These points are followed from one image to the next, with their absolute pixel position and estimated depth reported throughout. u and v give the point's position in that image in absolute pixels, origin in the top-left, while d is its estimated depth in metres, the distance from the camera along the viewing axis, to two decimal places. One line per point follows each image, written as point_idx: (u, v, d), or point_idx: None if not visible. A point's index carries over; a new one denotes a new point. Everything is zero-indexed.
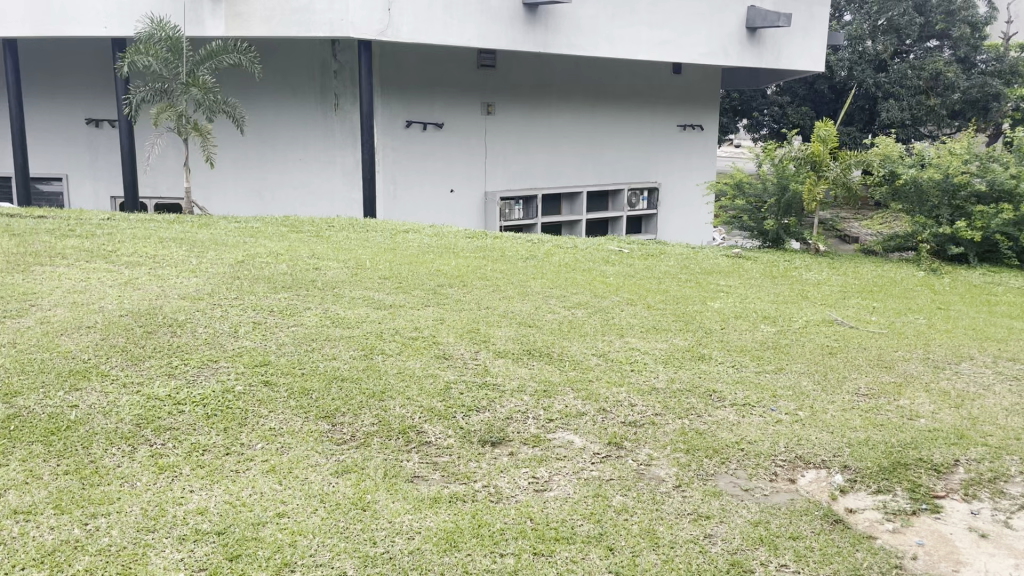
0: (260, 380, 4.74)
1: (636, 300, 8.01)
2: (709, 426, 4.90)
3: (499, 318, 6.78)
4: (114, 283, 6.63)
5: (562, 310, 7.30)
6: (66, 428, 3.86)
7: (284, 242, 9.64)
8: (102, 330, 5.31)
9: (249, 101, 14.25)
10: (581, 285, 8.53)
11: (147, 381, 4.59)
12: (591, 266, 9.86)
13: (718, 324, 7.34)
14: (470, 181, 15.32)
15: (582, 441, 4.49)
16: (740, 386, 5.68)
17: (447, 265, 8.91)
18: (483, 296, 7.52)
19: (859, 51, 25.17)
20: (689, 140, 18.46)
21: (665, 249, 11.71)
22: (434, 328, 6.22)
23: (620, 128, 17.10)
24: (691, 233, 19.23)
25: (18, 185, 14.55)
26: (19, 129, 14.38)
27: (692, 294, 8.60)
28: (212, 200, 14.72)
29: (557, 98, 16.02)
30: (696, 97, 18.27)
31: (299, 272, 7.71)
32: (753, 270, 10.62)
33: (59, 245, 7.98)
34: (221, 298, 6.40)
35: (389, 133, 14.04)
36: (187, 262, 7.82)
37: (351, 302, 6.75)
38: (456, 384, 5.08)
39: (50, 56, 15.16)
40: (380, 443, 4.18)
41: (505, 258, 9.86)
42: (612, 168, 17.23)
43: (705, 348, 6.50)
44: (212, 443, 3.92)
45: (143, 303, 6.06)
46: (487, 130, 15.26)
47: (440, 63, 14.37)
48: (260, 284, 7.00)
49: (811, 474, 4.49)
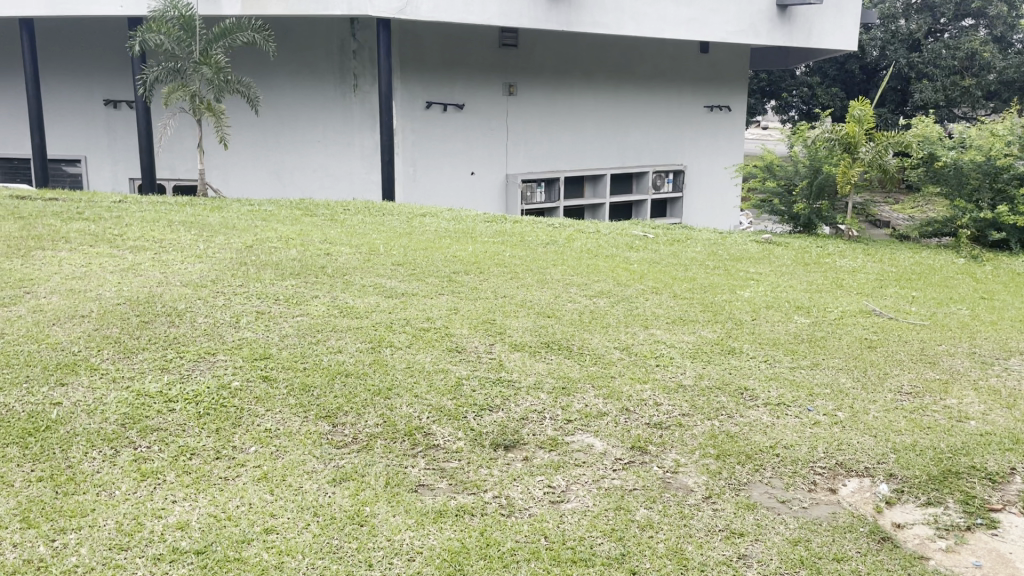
0: (259, 375, 4.44)
1: (661, 288, 7.63)
2: (741, 428, 4.54)
3: (517, 308, 6.44)
4: (115, 269, 6.36)
5: (583, 300, 6.95)
6: (45, 428, 3.58)
7: (296, 226, 9.35)
8: (98, 320, 5.04)
9: (266, 82, 13.93)
10: (603, 272, 8.16)
11: (139, 375, 4.30)
12: (614, 252, 9.47)
13: (749, 315, 6.95)
14: (491, 163, 14.93)
15: (603, 444, 4.14)
16: (774, 384, 5.30)
17: (464, 251, 8.57)
18: (500, 284, 7.18)
19: (892, 30, 24.81)
20: (716, 122, 17.90)
21: (691, 234, 11.29)
22: (447, 319, 5.89)
23: (645, 110, 16.60)
24: (717, 217, 18.70)
25: (36, 167, 14.39)
26: (36, 110, 14.21)
27: (721, 282, 8.20)
28: (230, 183, 14.45)
29: (581, 78, 15.56)
30: (724, 77, 17.69)
31: (309, 258, 7.41)
32: (784, 257, 10.18)
33: (63, 228, 7.74)
34: (225, 285, 6.11)
35: (408, 115, 13.69)
36: (194, 247, 7.54)
37: (361, 289, 6.44)
38: (469, 380, 4.75)
39: (66, 35, 14.95)
40: (384, 447, 3.86)
41: (524, 243, 9.50)
42: (636, 150, 16.75)
43: (734, 341, 6.12)
44: (201, 446, 3.62)
45: (143, 291, 5.78)
46: (509, 112, 14.85)
47: (460, 42, 13.96)
48: (268, 271, 6.71)
49: (853, 483, 4.11)
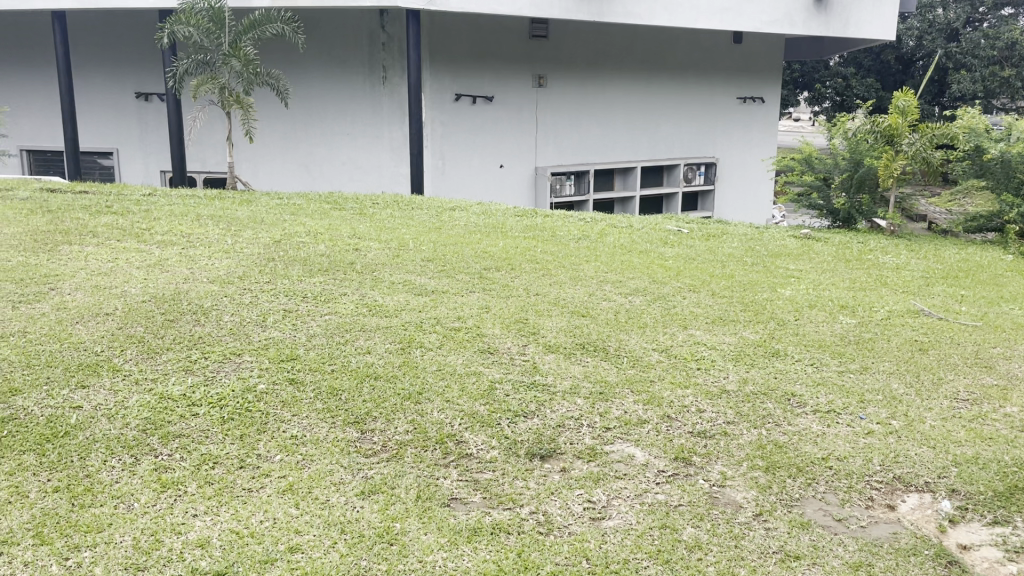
0: (285, 378, 4.27)
1: (699, 286, 7.36)
2: (790, 438, 4.31)
3: (549, 306, 6.23)
4: (141, 265, 6.25)
5: (619, 298, 6.72)
6: (64, 434, 3.44)
7: (325, 220, 9.21)
8: (122, 318, 4.91)
9: (296, 74, 13.83)
10: (638, 268, 7.91)
11: (163, 377, 4.15)
12: (648, 248, 9.22)
13: (791, 315, 6.67)
14: (520, 156, 14.70)
15: (645, 455, 3.93)
16: (822, 389, 5.04)
17: (494, 246, 8.38)
18: (532, 281, 6.98)
19: (929, 19, 24.41)
20: (750, 113, 17.49)
21: (727, 229, 11.00)
22: (478, 318, 5.69)
23: (677, 101, 16.25)
24: (750, 211, 18.30)
25: (69, 159, 14.44)
26: (69, 103, 14.24)
27: (761, 279, 7.92)
28: (259, 176, 14.41)
29: (612, 70, 15.25)
30: (758, 68, 17.27)
31: (337, 253, 7.26)
32: (825, 252, 9.85)
33: (91, 222, 7.66)
34: (252, 282, 5.96)
35: (438, 106, 13.51)
36: (222, 242, 7.43)
37: (389, 286, 6.27)
38: (502, 384, 4.55)
39: (98, 28, 14.95)
40: (414, 456, 3.67)
41: (556, 239, 9.28)
42: (668, 143, 16.42)
43: (777, 343, 5.86)
44: (225, 454, 3.47)
45: (169, 287, 5.66)
46: (539, 103, 14.61)
47: (491, 33, 13.74)
48: (295, 267, 6.56)
49: (912, 499, 3.86)
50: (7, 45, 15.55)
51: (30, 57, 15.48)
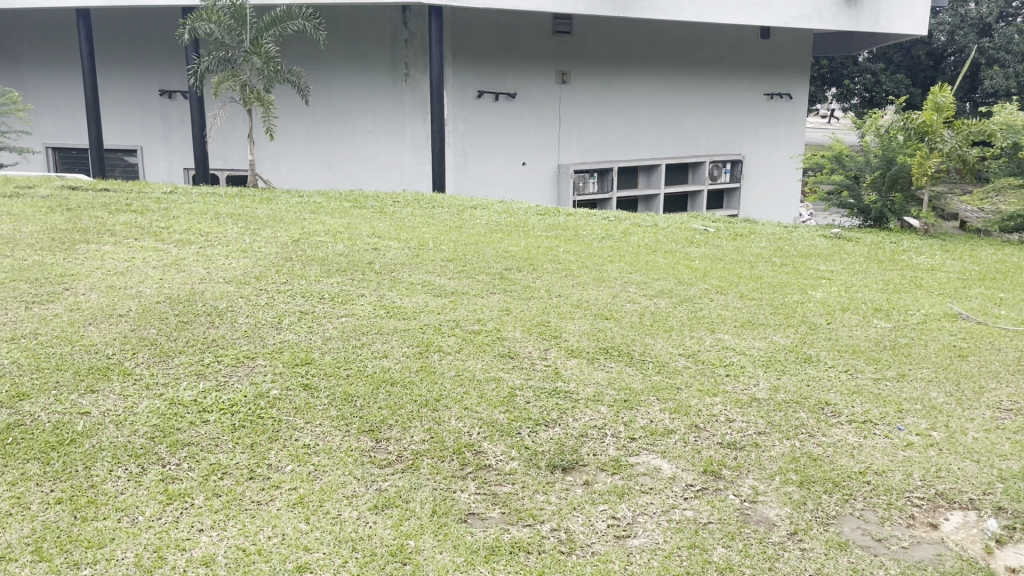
0: (299, 384, 4.14)
1: (726, 287, 7.16)
2: (825, 451, 4.11)
3: (571, 308, 6.07)
4: (158, 265, 6.16)
5: (644, 300, 6.54)
6: (69, 442, 3.33)
7: (345, 219, 9.11)
8: (136, 319, 4.81)
9: (318, 71, 13.76)
10: (663, 269, 7.72)
11: (174, 382, 4.04)
12: (673, 247, 9.02)
13: (823, 318, 6.46)
14: (543, 153, 14.52)
15: (672, 468, 3.75)
16: (857, 398, 4.83)
17: (516, 246, 8.22)
18: (555, 283, 6.81)
19: (961, 14, 24.02)
20: (777, 110, 17.17)
21: (755, 228, 10.76)
22: (499, 321, 5.54)
23: (702, 98, 15.98)
24: (776, 210, 17.97)
25: (93, 157, 14.49)
26: (93, 101, 14.27)
27: (791, 281, 7.70)
28: (281, 174, 14.37)
29: (637, 66, 15.02)
30: (786, 64, 16.94)
31: (356, 252, 7.15)
32: (856, 253, 9.58)
33: (109, 221, 7.60)
34: (269, 282, 5.85)
35: (460, 103, 13.38)
36: (241, 241, 7.34)
37: (409, 287, 6.13)
38: (523, 390, 4.38)
39: (123, 25, 14.98)
40: (430, 467, 3.52)
41: (579, 238, 9.10)
42: (693, 140, 16.16)
43: (809, 348, 5.66)
44: (235, 464, 3.34)
45: (184, 288, 5.55)
46: (563, 100, 14.42)
47: (514, 29, 13.57)
48: (313, 267, 6.45)
49: (956, 517, 3.65)
50: (33, 43, 15.63)
51: (56, 55, 15.55)
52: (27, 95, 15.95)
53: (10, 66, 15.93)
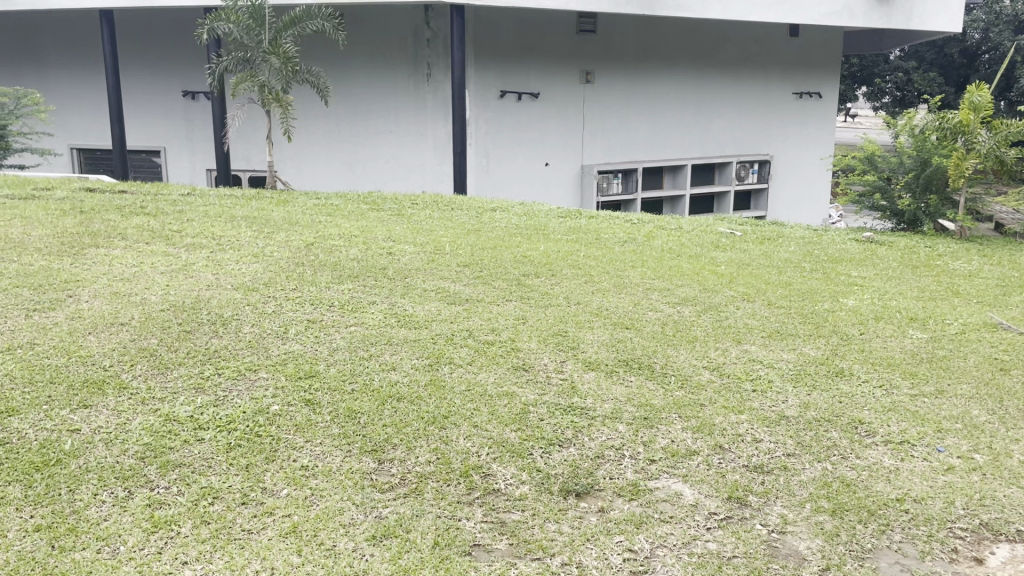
0: (301, 399, 3.94)
1: (753, 295, 6.88)
2: (859, 475, 3.85)
3: (590, 317, 5.84)
4: (166, 270, 6.03)
5: (667, 308, 6.29)
6: (55, 463, 3.17)
7: (361, 222, 8.96)
8: (138, 328, 4.66)
9: (340, 71, 13.63)
10: (687, 275, 7.45)
11: (171, 397, 3.86)
12: (698, 252, 8.76)
13: (855, 329, 6.17)
14: (567, 154, 14.27)
15: (694, 494, 3.51)
16: (893, 415, 4.55)
17: (535, 250, 8.01)
18: (574, 290, 6.58)
19: (996, 10, 23.47)
20: (806, 109, 16.77)
21: (783, 232, 10.44)
22: (513, 330, 5.32)
23: (730, 97, 15.64)
24: (805, 211, 17.55)
25: (116, 158, 14.50)
26: (116, 102, 14.27)
27: (821, 287, 7.40)
28: (303, 175, 14.27)
29: (663, 65, 14.72)
30: (816, 62, 16.54)
31: (371, 257, 6.98)
32: (889, 258, 9.23)
33: (121, 224, 7.49)
34: (278, 289, 5.68)
35: (482, 103, 13.18)
36: (253, 245, 7.20)
37: (422, 295, 5.94)
38: (536, 407, 4.15)
39: (147, 26, 14.97)
40: (435, 491, 3.30)
41: (600, 241, 8.85)
42: (720, 140, 15.82)
43: (841, 361, 5.38)
44: (227, 487, 3.15)
45: (190, 295, 5.39)
46: (587, 100, 14.16)
47: (537, 28, 13.34)
48: (325, 272, 6.28)
49: (1002, 551, 3.37)
50: (58, 44, 15.68)
51: (80, 56, 15.58)
52: (53, 96, 16.01)
53: (35, 67, 15.99)
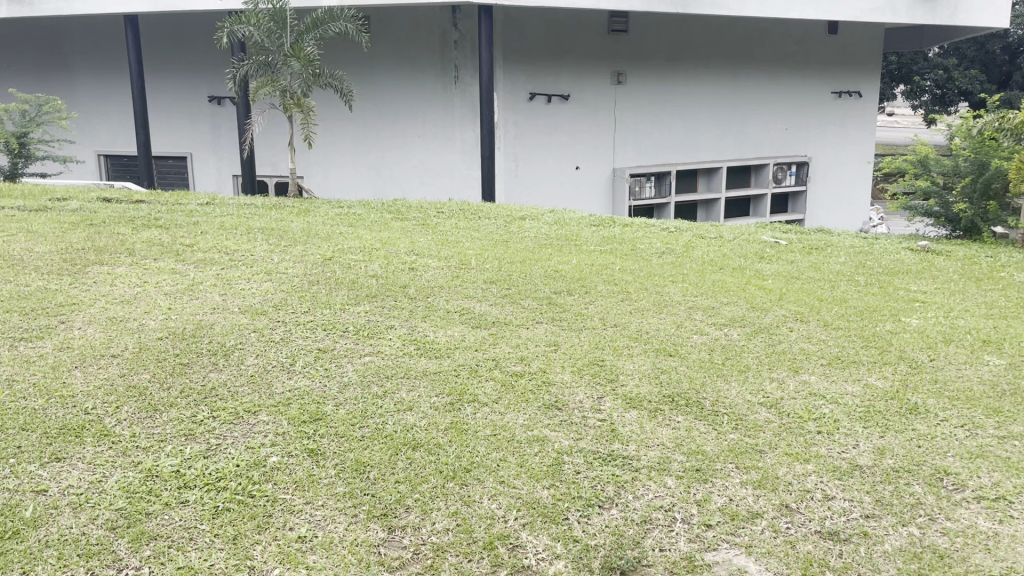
0: (303, 449, 3.45)
1: (806, 314, 6.30)
2: (954, 543, 3.29)
3: (629, 341, 5.31)
4: (172, 290, 5.61)
5: (713, 330, 5.74)
6: (10, 536, 2.79)
7: (385, 233, 8.53)
8: (129, 362, 4.21)
9: (365, 74, 13.23)
10: (733, 291, 6.88)
11: (156, 446, 3.40)
12: (742, 263, 8.18)
13: (923, 355, 5.55)
14: (598, 157, 13.72)
15: (760, 571, 3.00)
16: (985, 464, 3.95)
17: (567, 264, 7.48)
18: (610, 309, 6.05)
19: None
20: (846, 109, 16.05)
21: (832, 241, 9.80)
22: (544, 360, 4.79)
23: (767, 97, 14.97)
24: (845, 215, 16.77)
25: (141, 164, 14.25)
26: (142, 107, 14.01)
27: (879, 305, 6.79)
28: (330, 180, 13.89)
29: (697, 64, 14.11)
30: (856, 59, 15.80)
31: (391, 274, 6.53)
32: (949, 269, 8.56)
33: (130, 238, 7.13)
34: (288, 312, 5.23)
35: (511, 106, 12.68)
36: (267, 260, 6.79)
37: (444, 317, 5.46)
38: (571, 457, 3.63)
39: (172, 30, 14.70)
40: (454, 570, 2.83)
41: (636, 253, 8.31)
42: (758, 142, 15.15)
43: (914, 395, 4.77)
44: (208, 567, 2.72)
45: (192, 320, 4.94)
46: (620, 101, 13.61)
47: (568, 28, 12.82)
48: (341, 292, 5.81)
49: None
50: (83, 50, 15.48)
51: (106, 62, 15.37)
52: (79, 102, 15.83)
53: (62, 72, 15.81)
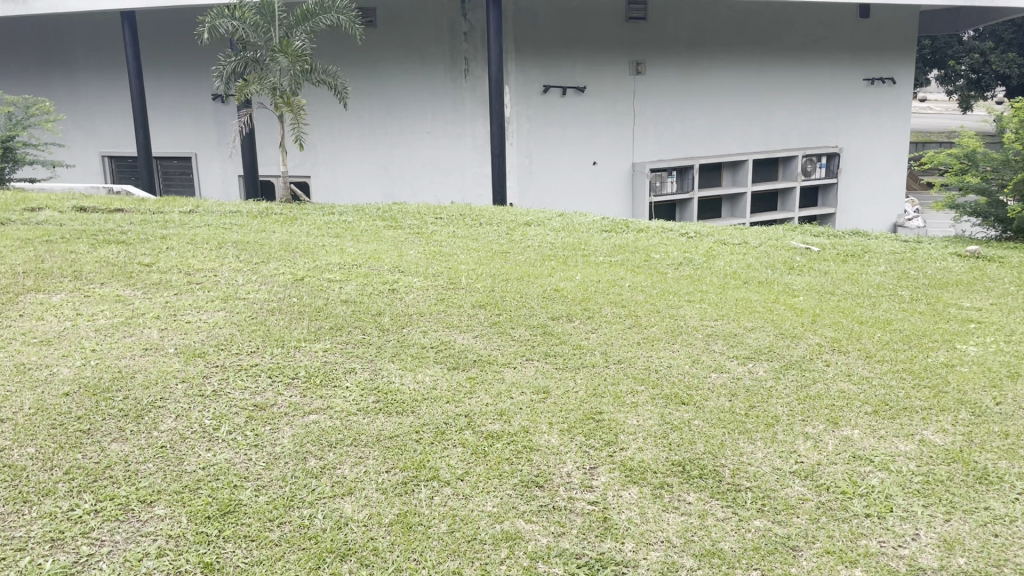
0: (197, 563, 2.72)
1: (844, 342, 5.42)
2: None
3: (633, 385, 4.47)
4: (105, 325, 4.86)
5: (735, 367, 4.87)
6: None
7: (373, 245, 7.76)
8: (17, 431, 3.47)
9: (370, 67, 12.29)
10: (759, 312, 5.99)
11: (9, 560, 2.70)
12: (769, 275, 7.29)
13: (988, 396, 4.64)
14: (617, 152, 12.82)
15: None
16: None
17: (570, 280, 6.65)
18: (614, 340, 5.21)
19: None
20: (880, 97, 14.98)
21: (868, 246, 8.86)
22: (529, 415, 3.97)
23: (796, 86, 13.98)
24: (880, 209, 15.66)
25: (142, 166, 13.60)
26: (141, 108, 13.39)
27: (928, 328, 5.87)
28: (338, 180, 12.90)
29: (721, 52, 13.15)
30: (890, 44, 14.71)
31: (367, 298, 5.75)
32: (1005, 279, 7.59)
33: (81, 259, 6.43)
34: (232, 353, 4.45)
35: (522, 99, 11.87)
36: (229, 283, 6.03)
37: (416, 356, 4.65)
38: (548, 565, 2.88)
39: (170, 26, 14.02)
40: None
41: (650, 265, 7.45)
42: (788, 133, 14.14)
43: (981, 457, 3.89)
44: None
45: (112, 367, 4.18)
46: (639, 92, 12.71)
47: (582, 16, 11.98)
48: (300, 325, 5.01)
49: None
50: (81, 47, 14.88)
51: (104, 61, 14.76)
52: (76, 102, 15.24)
53: (60, 71, 15.23)
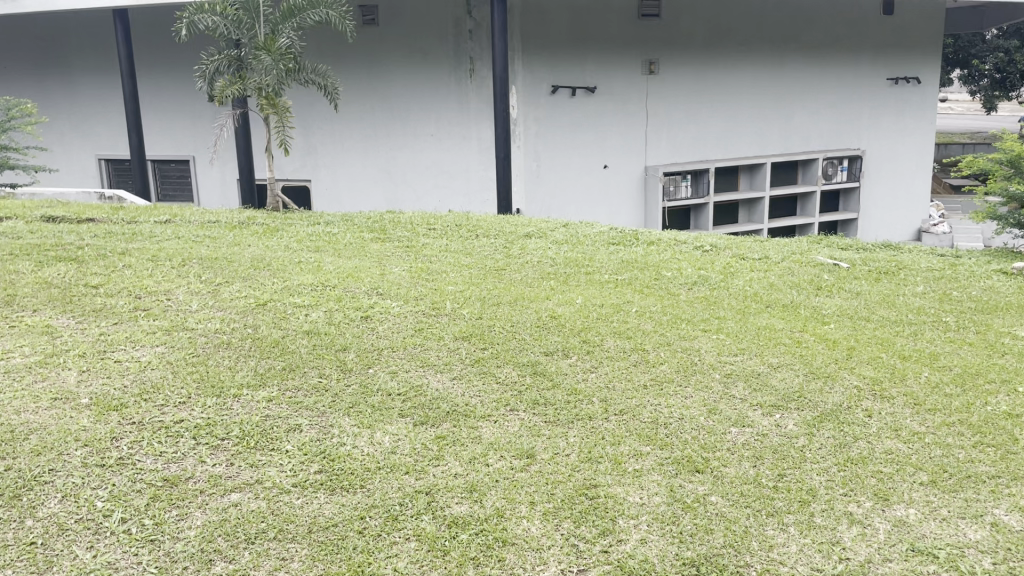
0: None
1: (887, 384, 4.60)
2: None
3: (637, 446, 3.69)
4: (16, 366, 4.15)
5: (760, 420, 4.07)
6: None
7: (353, 261, 7.03)
8: None
9: (368, 65, 11.56)
10: (786, 345, 5.20)
11: None
12: (794, 297, 6.48)
13: None
14: (629, 155, 12.03)
15: None
16: None
17: (570, 304, 5.88)
18: (616, 383, 4.42)
19: None
20: (906, 96, 14.10)
21: (902, 261, 8.01)
22: (508, 492, 3.22)
23: (818, 85, 13.14)
24: (905, 214, 14.73)
25: (136, 170, 12.91)
26: (133, 110, 12.75)
27: (983, 364, 5.05)
28: (336, 183, 12.14)
29: (739, 50, 12.34)
30: (916, 42, 13.84)
31: (333, 329, 5.01)
32: None
33: (19, 281, 5.74)
34: (156, 405, 3.71)
35: (530, 100, 11.13)
36: (181, 309, 5.29)
37: (379, 407, 3.88)
38: None
39: (163, 24, 13.37)
40: None
41: (661, 284, 6.66)
42: (810, 135, 13.31)
43: None
44: None
45: (4, 426, 3.47)
46: (653, 92, 11.92)
47: (592, 13, 11.22)
48: (246, 366, 4.26)
49: None
50: (75, 47, 14.28)
51: (97, 61, 14.15)
52: (68, 104, 14.61)
53: (50, 71, 14.58)
